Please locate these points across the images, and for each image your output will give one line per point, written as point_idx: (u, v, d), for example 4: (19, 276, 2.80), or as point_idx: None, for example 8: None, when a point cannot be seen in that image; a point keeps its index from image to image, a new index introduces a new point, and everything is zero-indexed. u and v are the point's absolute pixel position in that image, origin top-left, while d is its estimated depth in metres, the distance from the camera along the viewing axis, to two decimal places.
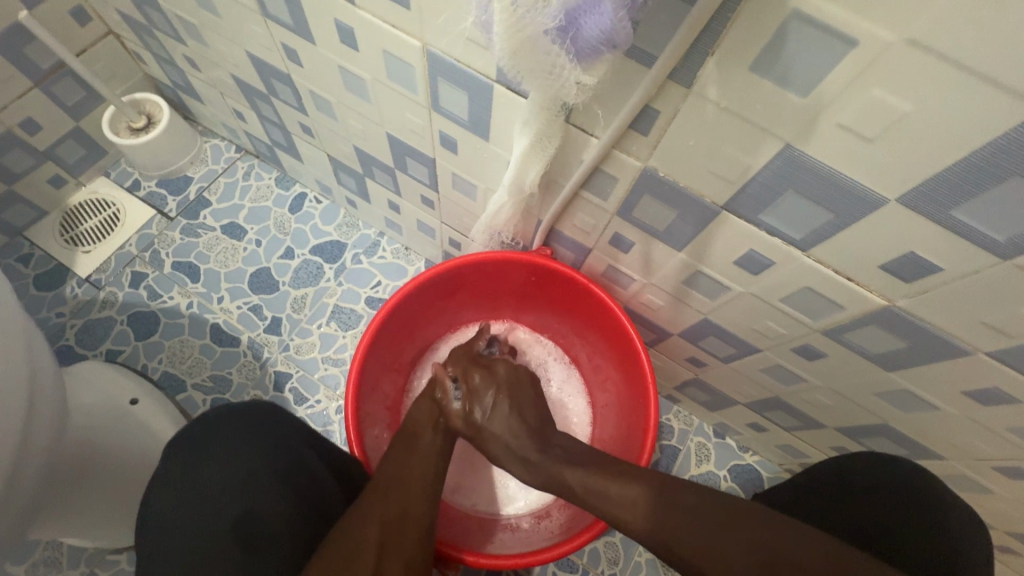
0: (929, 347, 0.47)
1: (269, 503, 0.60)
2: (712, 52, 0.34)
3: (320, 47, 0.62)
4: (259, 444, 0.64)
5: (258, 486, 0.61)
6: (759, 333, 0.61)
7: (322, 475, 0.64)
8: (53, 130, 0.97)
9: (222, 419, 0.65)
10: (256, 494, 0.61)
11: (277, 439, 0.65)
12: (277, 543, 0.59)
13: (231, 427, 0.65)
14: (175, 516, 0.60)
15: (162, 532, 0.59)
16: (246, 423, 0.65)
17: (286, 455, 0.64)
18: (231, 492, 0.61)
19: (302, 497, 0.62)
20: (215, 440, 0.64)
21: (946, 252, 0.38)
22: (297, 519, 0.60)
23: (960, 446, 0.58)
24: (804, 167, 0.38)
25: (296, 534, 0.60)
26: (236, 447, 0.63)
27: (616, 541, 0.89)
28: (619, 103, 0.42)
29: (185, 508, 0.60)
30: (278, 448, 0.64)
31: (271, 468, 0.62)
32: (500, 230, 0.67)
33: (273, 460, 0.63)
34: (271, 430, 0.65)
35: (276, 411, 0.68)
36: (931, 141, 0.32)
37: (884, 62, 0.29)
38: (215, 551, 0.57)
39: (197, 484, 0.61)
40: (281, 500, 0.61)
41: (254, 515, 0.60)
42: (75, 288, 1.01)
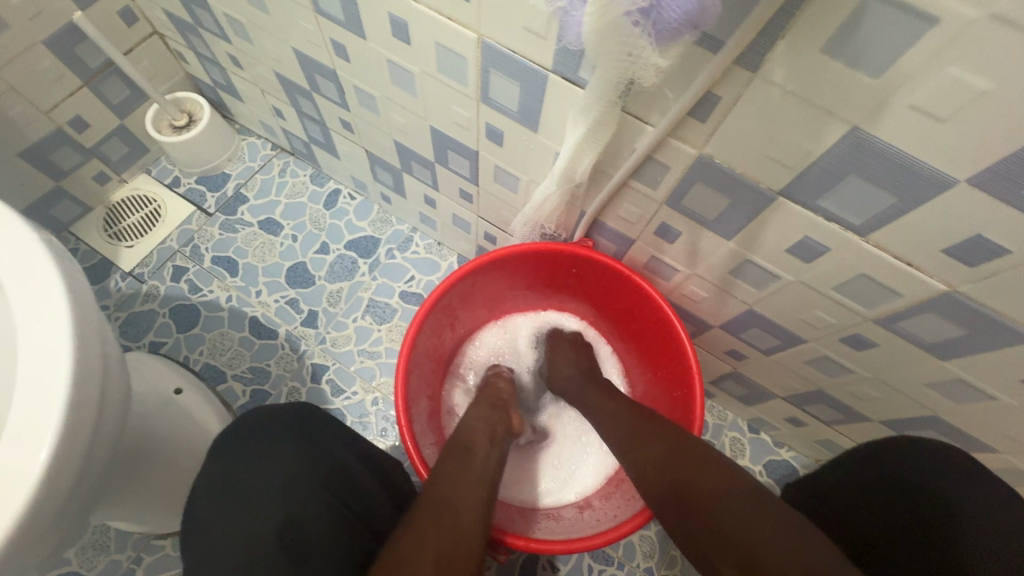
0: (988, 334, 0.47)
1: (308, 507, 0.61)
2: (783, 35, 0.35)
3: (370, 41, 0.63)
4: (297, 449, 0.65)
5: (298, 490, 0.61)
6: (806, 323, 0.61)
7: (359, 474, 0.66)
8: (100, 128, 1.00)
9: (260, 424, 0.67)
10: (296, 499, 0.61)
11: (313, 443, 0.65)
12: (319, 549, 0.58)
13: (268, 432, 0.66)
14: (217, 522, 0.60)
15: (206, 537, 0.60)
16: (285, 429, 0.66)
17: (324, 459, 0.65)
18: (271, 497, 0.61)
19: (342, 500, 0.63)
20: (252, 445, 0.65)
21: (1016, 235, 0.38)
22: (338, 523, 0.60)
23: (1014, 437, 0.57)
24: (871, 150, 0.38)
25: (338, 538, 0.59)
26: (275, 452, 0.64)
27: (651, 534, 0.89)
28: (682, 89, 0.42)
29: (227, 513, 0.61)
30: (316, 452, 0.65)
31: (312, 472, 0.63)
32: (543, 222, 0.68)
33: (313, 465, 0.64)
34: (307, 434, 0.66)
35: (313, 417, 0.69)
36: (1009, 118, 0.32)
37: (965, 39, 0.30)
38: (257, 557, 0.57)
39: (241, 489, 0.62)
40: (322, 502, 0.61)
41: (295, 521, 0.59)
42: (119, 282, 1.04)
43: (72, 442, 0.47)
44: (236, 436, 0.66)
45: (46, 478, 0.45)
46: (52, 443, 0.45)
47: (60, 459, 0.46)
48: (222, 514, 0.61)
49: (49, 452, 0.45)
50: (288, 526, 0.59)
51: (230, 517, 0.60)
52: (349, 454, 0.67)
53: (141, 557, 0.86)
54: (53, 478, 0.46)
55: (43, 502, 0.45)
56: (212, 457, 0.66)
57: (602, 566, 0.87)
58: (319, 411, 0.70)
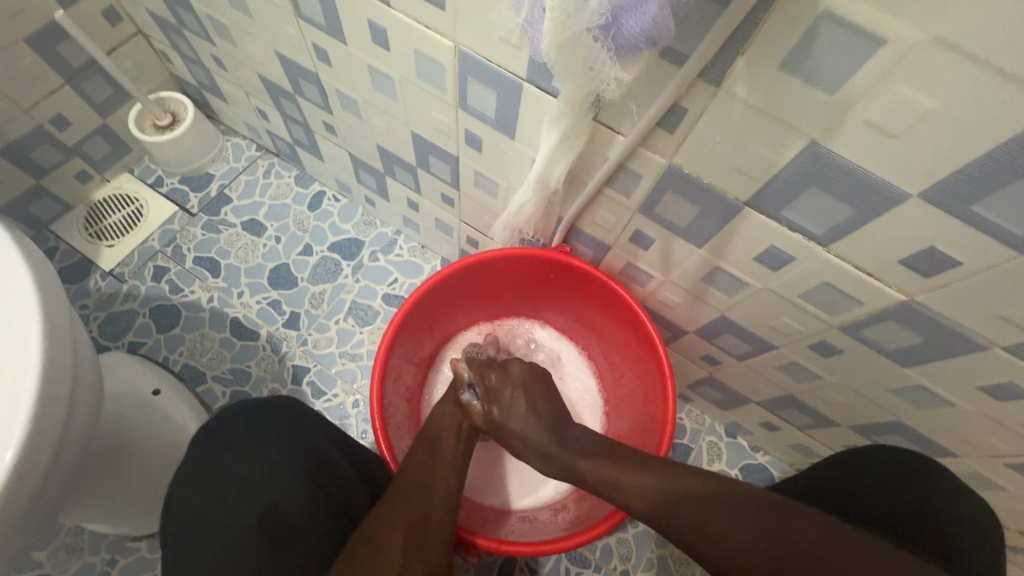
0: (946, 341, 0.49)
1: (291, 496, 0.61)
2: (742, 52, 0.36)
3: (351, 46, 0.64)
4: (284, 439, 0.65)
5: (282, 480, 0.62)
6: (776, 330, 0.62)
7: (342, 466, 0.66)
8: (82, 126, 1.00)
9: (247, 414, 0.67)
10: (280, 488, 0.61)
11: (300, 434, 0.66)
12: (300, 538, 0.60)
13: (256, 422, 0.66)
14: (199, 509, 0.61)
15: (186, 526, 0.60)
16: (266, 420, 0.66)
17: (310, 450, 0.65)
18: (255, 487, 0.61)
19: (324, 491, 0.63)
20: (232, 435, 0.65)
21: (966, 247, 0.40)
22: (319, 513, 0.61)
23: (974, 443, 0.59)
24: (828, 163, 0.40)
25: (319, 527, 0.61)
26: (261, 441, 0.64)
27: (628, 537, 0.90)
28: (650, 100, 0.43)
29: (209, 501, 0.61)
30: (302, 442, 0.65)
31: (293, 462, 0.63)
32: (521, 228, 0.68)
33: (294, 455, 0.64)
34: (295, 426, 0.66)
35: (294, 407, 0.69)
36: (955, 136, 0.33)
37: (910, 60, 0.31)
38: (239, 543, 0.58)
39: (221, 479, 0.62)
40: (303, 493, 0.62)
41: (278, 509, 0.60)
42: (99, 281, 1.03)
43: (41, 443, 0.47)
44: (216, 426, 0.66)
45: (13, 478, 0.45)
46: (18, 442, 0.46)
47: (27, 460, 0.46)
48: (203, 505, 0.61)
49: (15, 451, 0.45)
50: (270, 514, 0.60)
51: (211, 508, 0.61)
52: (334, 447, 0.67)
53: (116, 559, 0.86)
54: (20, 478, 0.45)
55: (10, 502, 0.45)
56: (197, 444, 0.65)
57: (579, 569, 0.88)
58: (305, 403, 0.70)
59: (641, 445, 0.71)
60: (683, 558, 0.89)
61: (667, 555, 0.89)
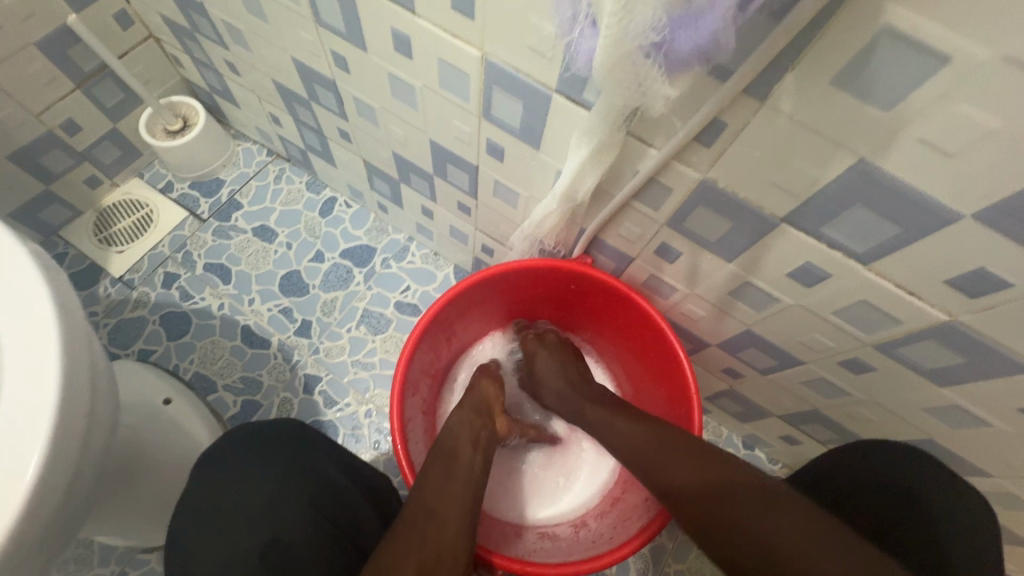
0: (988, 362, 0.47)
1: (295, 526, 0.60)
2: (792, 67, 0.35)
3: (371, 54, 0.63)
4: (286, 466, 0.64)
5: (285, 510, 0.61)
6: (805, 345, 0.60)
7: (349, 491, 0.64)
8: (92, 131, 0.99)
9: (248, 441, 0.65)
10: (283, 519, 0.60)
11: (303, 459, 0.65)
12: (305, 570, 0.57)
13: (257, 449, 0.65)
14: (202, 543, 0.59)
15: (188, 562, 0.58)
16: (266, 446, 0.65)
17: (313, 476, 0.63)
18: (257, 518, 0.60)
19: (330, 519, 0.61)
20: (233, 463, 0.64)
21: (1019, 269, 0.38)
22: (324, 541, 0.59)
23: (1009, 463, 0.58)
24: (876, 181, 0.38)
25: (323, 556, 0.58)
26: (263, 469, 0.63)
27: (645, 551, 0.88)
28: (689, 113, 0.42)
29: (212, 534, 0.59)
30: (306, 469, 0.64)
31: (295, 489, 0.62)
32: (543, 238, 0.67)
33: (296, 482, 0.62)
34: (297, 451, 0.65)
35: (295, 430, 0.68)
36: (1018, 156, 0.32)
37: (977, 78, 0.30)
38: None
39: (223, 509, 0.61)
40: (306, 521, 0.60)
41: (281, 541, 0.59)
42: (108, 288, 1.02)
43: (59, 462, 0.46)
44: (213, 453, 0.65)
45: (31, 499, 0.44)
46: (39, 460, 0.44)
47: (46, 479, 0.45)
48: (205, 538, 0.59)
49: (34, 469, 0.44)
50: (274, 546, 0.58)
51: (213, 541, 0.59)
52: (341, 472, 0.65)
53: (125, 572, 0.84)
54: (37, 499, 0.44)
55: (28, 525, 0.44)
56: (196, 473, 0.64)
57: None
58: (304, 427, 0.69)
59: None
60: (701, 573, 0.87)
61: (685, 570, 0.88)
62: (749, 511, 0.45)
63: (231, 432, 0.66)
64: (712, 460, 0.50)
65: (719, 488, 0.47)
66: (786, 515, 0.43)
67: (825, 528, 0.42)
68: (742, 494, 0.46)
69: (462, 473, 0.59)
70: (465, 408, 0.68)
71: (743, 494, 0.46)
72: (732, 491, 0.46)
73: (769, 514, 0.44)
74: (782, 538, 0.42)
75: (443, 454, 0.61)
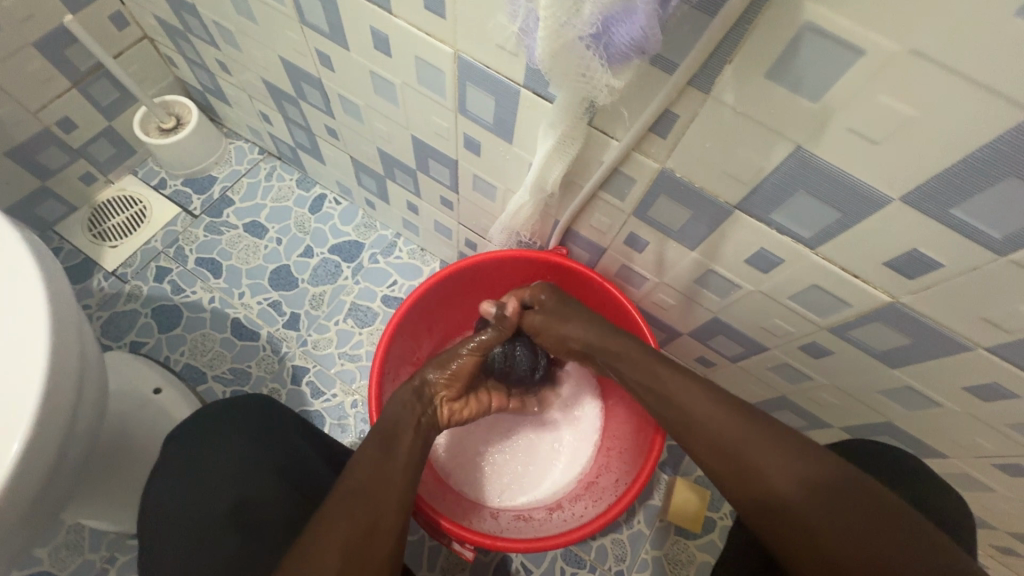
0: (932, 343, 0.50)
1: (264, 490, 0.62)
2: (730, 61, 0.37)
3: (353, 52, 0.65)
4: (258, 436, 0.66)
5: (257, 475, 0.63)
6: (767, 331, 0.63)
7: (317, 464, 0.67)
8: (88, 129, 1.01)
9: (225, 412, 0.68)
10: (252, 482, 0.63)
11: (276, 437, 0.67)
12: (270, 529, 0.60)
13: (232, 419, 0.67)
14: (175, 502, 0.61)
15: (162, 518, 0.61)
16: (241, 418, 0.68)
17: (283, 447, 0.66)
18: (227, 481, 0.62)
19: (297, 486, 0.64)
20: (210, 433, 0.66)
21: (947, 250, 0.41)
22: (291, 508, 0.62)
23: (962, 443, 0.60)
24: (815, 168, 0.41)
25: (290, 520, 0.61)
26: (236, 437, 0.66)
27: (623, 538, 0.90)
28: (641, 106, 0.45)
29: (185, 494, 0.62)
30: (279, 440, 0.67)
31: (267, 460, 0.65)
32: (519, 230, 0.70)
33: (268, 454, 0.65)
34: (270, 423, 0.68)
35: (270, 407, 0.70)
36: (934, 142, 0.35)
37: (890, 70, 0.32)
38: (209, 534, 0.59)
39: (198, 473, 0.63)
40: (277, 489, 0.63)
41: (250, 503, 0.61)
42: (102, 281, 1.04)
43: (47, 436, 0.48)
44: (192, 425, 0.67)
45: (20, 471, 0.46)
46: (25, 435, 0.46)
47: (34, 452, 0.47)
48: (177, 499, 0.62)
49: (22, 443, 0.46)
50: (241, 506, 0.61)
51: (184, 501, 0.61)
52: (311, 447, 0.69)
53: (115, 557, 0.86)
54: (25, 472, 0.46)
55: (17, 495, 0.46)
56: (177, 442, 0.66)
57: (575, 569, 0.88)
58: (279, 406, 0.71)
59: (636, 443, 0.72)
60: (677, 559, 0.90)
61: (662, 555, 0.90)
62: (793, 482, 0.46)
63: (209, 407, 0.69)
64: (758, 429, 0.50)
65: (763, 458, 0.48)
66: (828, 481, 0.45)
67: (874, 497, 0.44)
68: (788, 464, 0.47)
69: (402, 459, 0.58)
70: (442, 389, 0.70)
71: (788, 463, 0.47)
72: (778, 461, 0.47)
73: (814, 483, 0.45)
74: (828, 510, 0.44)
75: (385, 435, 0.60)
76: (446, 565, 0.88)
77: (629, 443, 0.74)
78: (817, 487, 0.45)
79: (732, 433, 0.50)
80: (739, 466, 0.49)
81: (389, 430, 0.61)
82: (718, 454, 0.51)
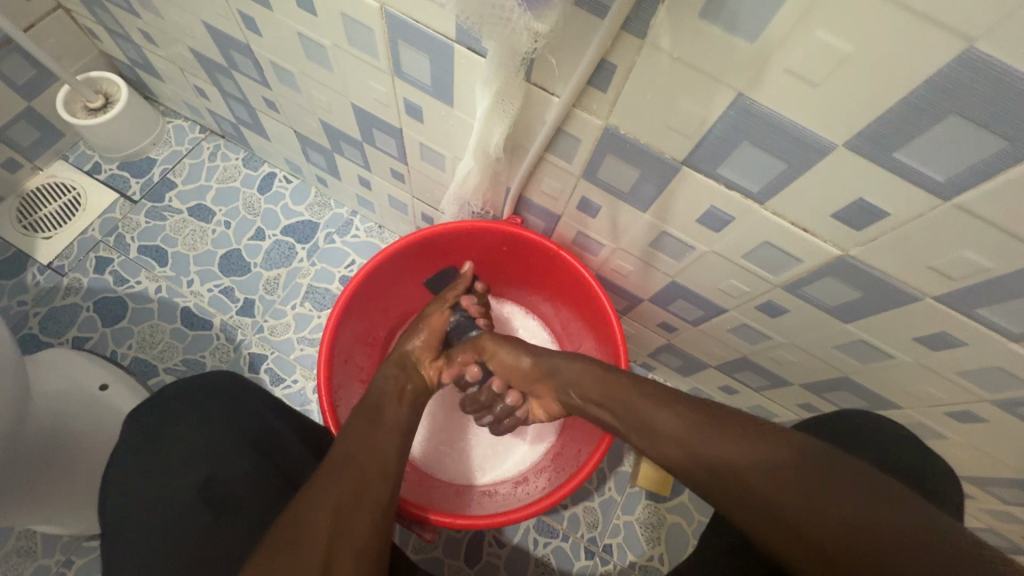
0: (882, 295, 0.49)
1: (233, 465, 0.59)
2: (662, 0, 0.35)
3: (277, 13, 0.60)
4: (225, 411, 0.63)
5: (225, 449, 0.60)
6: (724, 292, 0.62)
7: (290, 436, 0.64)
8: (4, 111, 0.93)
9: (187, 390, 0.64)
10: (220, 459, 0.60)
11: (245, 408, 0.64)
12: (244, 503, 0.58)
13: (193, 396, 0.63)
14: (140, 484, 0.59)
15: (127, 500, 0.58)
16: (207, 393, 0.64)
17: (250, 420, 0.63)
18: (195, 460, 0.60)
19: (269, 460, 0.61)
20: (177, 410, 0.63)
21: (893, 197, 0.40)
22: (263, 481, 0.59)
23: (915, 394, 0.61)
24: (756, 116, 0.39)
25: (261, 492, 0.59)
26: (201, 413, 0.62)
27: (595, 506, 0.91)
28: (577, 55, 0.42)
29: (149, 476, 0.59)
30: (246, 414, 0.63)
31: (236, 433, 0.61)
32: (469, 200, 0.67)
33: (236, 428, 0.62)
34: (237, 397, 0.64)
35: (239, 380, 0.66)
36: (875, 82, 0.33)
37: (825, 2, 0.30)
38: (180, 514, 0.57)
39: (161, 453, 0.60)
40: (247, 462, 0.60)
41: (219, 479, 0.59)
42: (36, 275, 0.98)
43: None
44: (154, 403, 0.63)
45: None
46: None
47: None
48: (142, 480, 0.59)
49: None
50: (211, 484, 0.58)
51: (148, 483, 0.59)
52: (283, 422, 0.65)
53: (71, 560, 0.83)
54: None
55: None
56: (133, 422, 0.63)
57: (547, 539, 0.89)
58: (245, 377, 0.67)
59: None
60: (648, 523, 0.91)
61: (633, 521, 0.91)
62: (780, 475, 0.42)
63: (167, 386, 0.64)
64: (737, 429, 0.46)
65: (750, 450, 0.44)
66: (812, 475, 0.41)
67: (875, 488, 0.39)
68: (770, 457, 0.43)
69: (388, 428, 0.58)
70: (405, 364, 0.68)
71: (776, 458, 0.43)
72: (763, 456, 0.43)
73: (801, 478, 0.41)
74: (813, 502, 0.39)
75: (371, 408, 0.60)
76: (419, 543, 0.88)
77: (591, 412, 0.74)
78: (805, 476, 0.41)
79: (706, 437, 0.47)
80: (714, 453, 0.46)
81: (374, 401, 0.61)
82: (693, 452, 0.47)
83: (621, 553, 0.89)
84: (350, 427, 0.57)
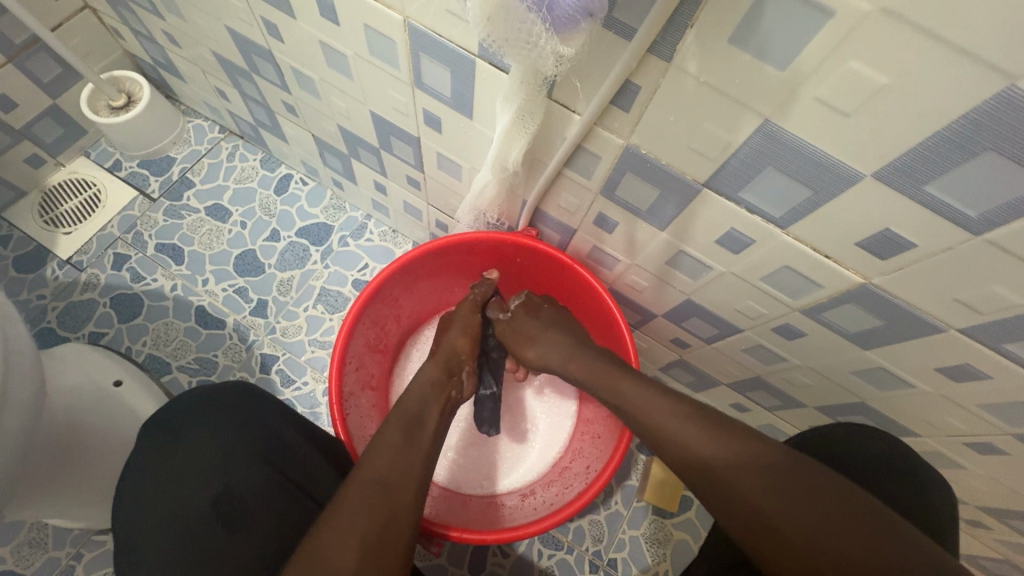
0: (904, 324, 0.48)
1: (247, 478, 0.59)
2: (691, 25, 0.34)
3: (300, 22, 0.61)
4: (236, 423, 0.63)
5: (237, 463, 0.60)
6: (741, 313, 0.61)
7: (301, 448, 0.64)
8: (30, 107, 0.94)
9: (200, 401, 0.64)
10: (233, 471, 0.60)
11: (257, 420, 0.63)
12: (257, 515, 0.58)
13: (206, 408, 0.63)
14: (151, 495, 0.59)
15: (139, 511, 0.58)
16: (218, 405, 0.64)
17: (262, 433, 0.63)
18: (206, 472, 0.60)
19: (283, 472, 0.61)
20: (190, 421, 0.63)
21: (919, 229, 0.39)
22: (277, 494, 0.59)
23: (933, 423, 0.59)
24: (782, 142, 0.38)
25: (274, 505, 0.59)
26: (214, 423, 0.62)
27: (600, 519, 0.90)
28: (602, 75, 0.41)
29: (161, 486, 0.59)
30: (257, 426, 0.63)
31: (249, 446, 0.61)
32: (486, 211, 0.66)
33: (249, 441, 0.62)
34: (248, 408, 0.64)
35: (252, 392, 0.66)
36: (911, 113, 0.32)
37: (861, 32, 0.29)
38: (193, 526, 0.57)
39: (173, 465, 0.60)
40: (261, 475, 0.60)
41: (232, 492, 0.59)
42: (56, 270, 0.99)
43: None
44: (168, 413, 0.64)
45: None
46: None
47: None
48: (154, 492, 0.59)
49: None
50: (224, 496, 0.58)
51: (160, 494, 0.59)
52: (297, 436, 0.64)
53: (81, 554, 0.84)
54: None
55: None
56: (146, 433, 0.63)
57: (552, 551, 0.88)
58: (255, 388, 0.67)
59: (609, 427, 0.71)
60: (655, 539, 0.90)
61: (639, 536, 0.90)
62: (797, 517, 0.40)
63: (182, 397, 0.64)
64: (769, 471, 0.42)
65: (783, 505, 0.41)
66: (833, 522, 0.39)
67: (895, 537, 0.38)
68: (778, 490, 0.41)
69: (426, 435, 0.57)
70: (436, 363, 0.66)
71: (798, 506, 0.40)
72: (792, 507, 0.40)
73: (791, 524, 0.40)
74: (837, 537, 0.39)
75: (408, 420, 0.56)
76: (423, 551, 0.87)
77: (605, 425, 0.73)
78: (821, 531, 0.39)
79: (729, 457, 0.44)
80: (714, 490, 0.44)
81: (411, 410, 0.58)
82: (714, 475, 0.44)
83: (625, 568, 0.88)
84: (381, 440, 0.53)
